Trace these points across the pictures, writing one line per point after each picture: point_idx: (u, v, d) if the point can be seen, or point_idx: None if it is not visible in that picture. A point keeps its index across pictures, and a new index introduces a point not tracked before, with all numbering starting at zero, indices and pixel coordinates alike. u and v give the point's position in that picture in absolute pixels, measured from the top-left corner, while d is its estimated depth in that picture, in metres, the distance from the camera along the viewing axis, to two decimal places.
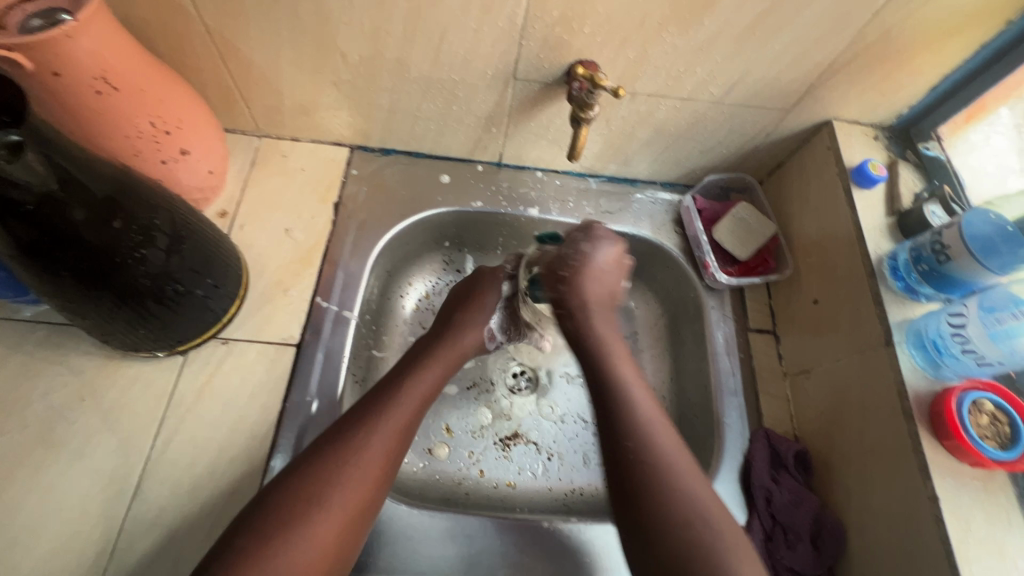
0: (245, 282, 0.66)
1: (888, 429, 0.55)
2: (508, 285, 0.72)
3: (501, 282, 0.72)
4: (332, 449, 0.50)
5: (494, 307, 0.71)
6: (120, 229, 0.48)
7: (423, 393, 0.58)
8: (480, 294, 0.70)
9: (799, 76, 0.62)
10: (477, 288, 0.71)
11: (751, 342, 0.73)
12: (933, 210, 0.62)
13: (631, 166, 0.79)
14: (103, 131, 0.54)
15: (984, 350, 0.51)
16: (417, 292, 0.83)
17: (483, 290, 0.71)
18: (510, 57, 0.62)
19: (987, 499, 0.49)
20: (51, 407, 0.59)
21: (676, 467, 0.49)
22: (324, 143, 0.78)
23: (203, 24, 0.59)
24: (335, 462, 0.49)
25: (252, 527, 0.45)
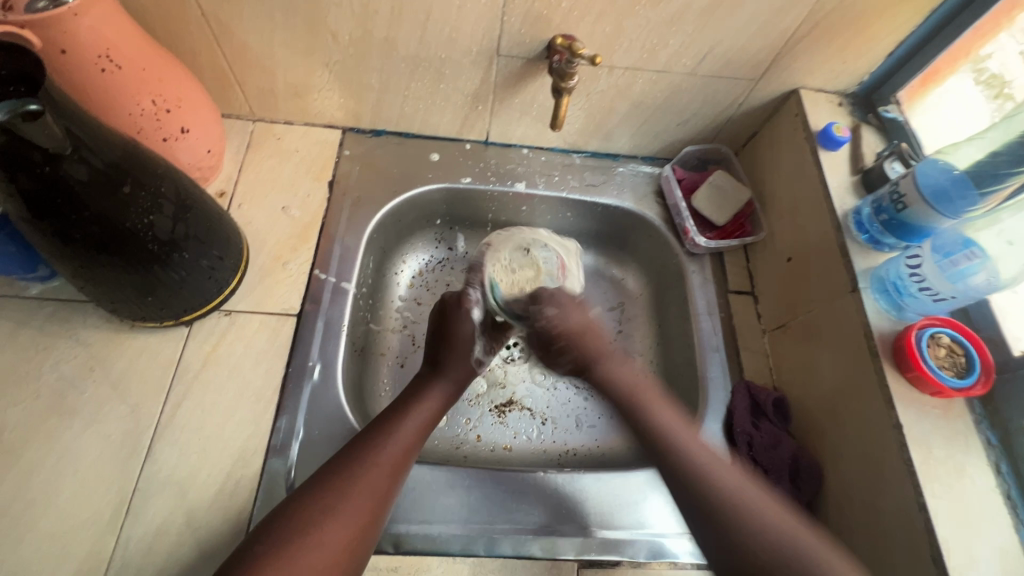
0: (245, 257, 0.69)
1: (857, 369, 0.58)
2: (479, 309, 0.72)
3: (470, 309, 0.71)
4: (334, 478, 0.51)
5: (472, 335, 0.71)
6: (129, 195, 0.50)
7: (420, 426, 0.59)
8: (455, 328, 0.70)
9: (765, 45, 0.67)
10: (449, 321, 0.70)
11: (731, 302, 0.77)
12: (893, 166, 0.66)
13: (613, 140, 0.83)
14: (106, 108, 0.57)
15: (939, 287, 0.55)
16: (411, 269, 0.86)
17: (455, 324, 0.70)
18: (493, 33, 0.65)
19: (946, 425, 0.53)
20: (62, 377, 0.61)
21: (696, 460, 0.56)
22: (317, 125, 0.81)
23: (199, 8, 0.62)
24: (341, 476, 0.51)
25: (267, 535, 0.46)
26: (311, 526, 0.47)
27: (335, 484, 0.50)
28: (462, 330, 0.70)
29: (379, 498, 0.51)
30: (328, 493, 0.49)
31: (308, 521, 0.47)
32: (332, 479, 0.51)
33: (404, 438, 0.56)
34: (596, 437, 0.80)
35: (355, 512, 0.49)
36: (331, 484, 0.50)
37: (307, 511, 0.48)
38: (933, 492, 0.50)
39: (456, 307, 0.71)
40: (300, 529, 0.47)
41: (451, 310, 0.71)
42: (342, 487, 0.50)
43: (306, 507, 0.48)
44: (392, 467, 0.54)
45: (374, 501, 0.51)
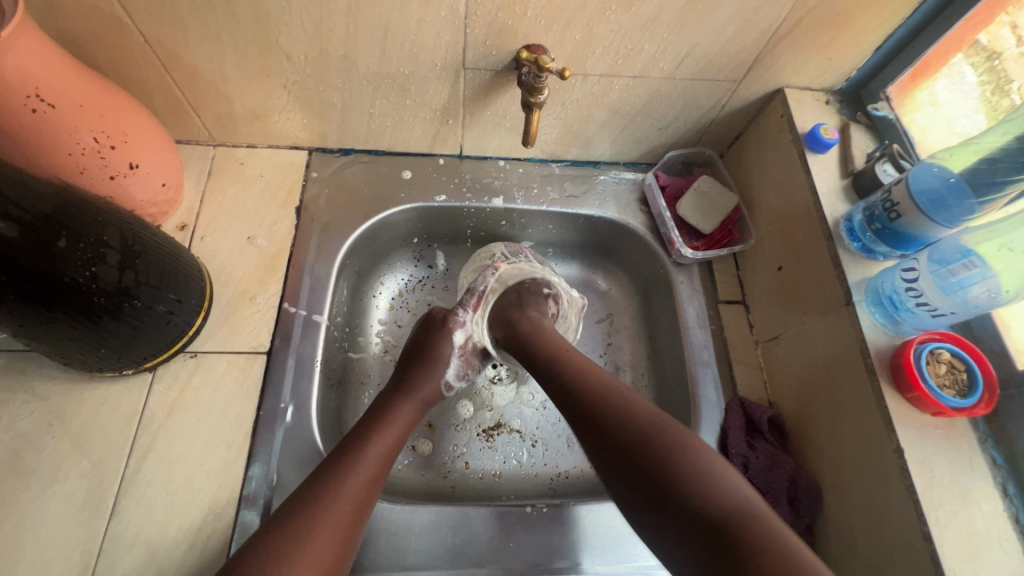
0: (209, 294, 0.66)
1: (854, 387, 0.56)
2: (463, 332, 0.71)
3: (454, 330, 0.70)
4: (295, 522, 0.47)
5: (450, 357, 0.69)
6: (66, 248, 0.47)
7: (385, 455, 0.56)
8: (435, 349, 0.68)
9: (746, 45, 0.63)
10: (430, 340, 0.69)
11: (721, 313, 0.74)
12: (884, 169, 0.63)
13: (592, 148, 0.80)
14: (44, 150, 0.53)
15: (936, 302, 0.52)
16: (389, 291, 0.82)
17: (436, 343, 0.69)
18: (457, 45, 0.61)
19: (949, 446, 0.50)
20: (18, 435, 0.58)
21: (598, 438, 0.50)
22: (282, 147, 0.78)
23: (140, 34, 0.58)
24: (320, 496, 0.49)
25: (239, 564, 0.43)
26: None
27: (298, 529, 0.46)
28: (442, 353, 0.68)
29: (345, 539, 0.48)
30: (289, 540, 0.45)
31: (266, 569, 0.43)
32: (294, 523, 0.46)
33: (370, 470, 0.53)
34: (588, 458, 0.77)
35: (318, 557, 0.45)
36: (294, 530, 0.46)
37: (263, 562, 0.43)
38: (938, 521, 0.47)
39: (441, 327, 0.70)
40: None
41: (436, 331, 0.70)
42: (306, 530, 0.46)
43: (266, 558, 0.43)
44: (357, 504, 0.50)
45: (340, 542, 0.48)
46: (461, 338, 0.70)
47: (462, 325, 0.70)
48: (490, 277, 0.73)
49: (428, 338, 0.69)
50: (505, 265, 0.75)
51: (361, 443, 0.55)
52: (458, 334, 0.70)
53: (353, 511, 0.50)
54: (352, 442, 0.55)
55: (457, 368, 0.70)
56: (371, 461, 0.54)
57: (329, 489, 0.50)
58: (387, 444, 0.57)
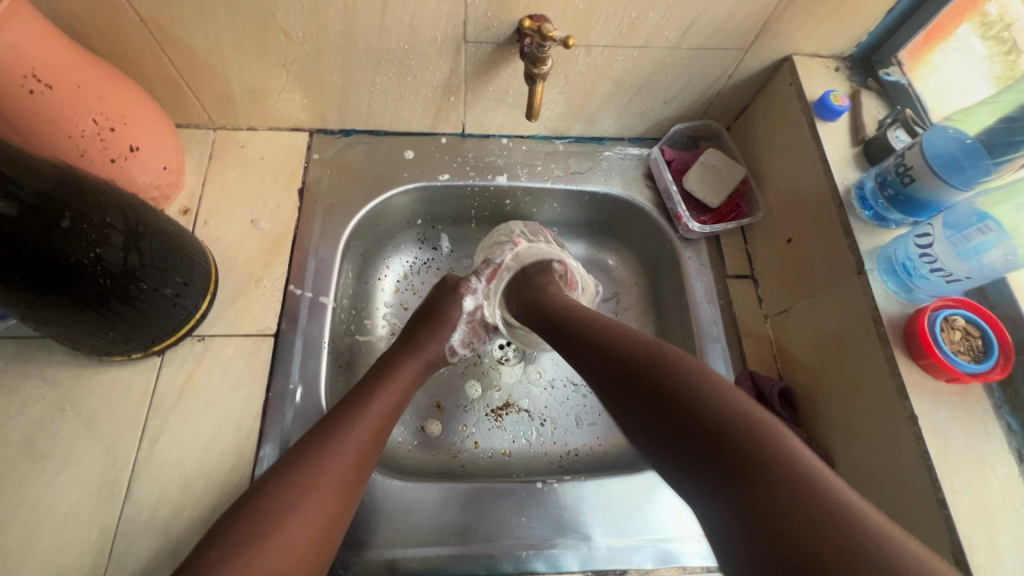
0: (214, 278, 0.65)
1: (866, 356, 0.55)
2: (473, 300, 0.71)
3: (463, 295, 0.70)
4: (299, 469, 0.48)
5: (457, 321, 0.69)
6: (71, 229, 0.46)
7: (388, 408, 0.56)
8: (444, 312, 0.69)
9: (753, 11, 0.61)
10: (440, 302, 0.70)
11: (730, 288, 0.73)
12: (897, 135, 0.62)
13: (597, 123, 0.78)
14: (41, 131, 0.53)
15: (951, 268, 0.51)
16: (394, 272, 0.82)
17: (445, 306, 0.69)
18: (456, 18, 0.60)
19: (964, 413, 0.50)
20: (31, 420, 0.58)
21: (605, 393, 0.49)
22: (282, 129, 0.77)
23: (135, 13, 0.57)
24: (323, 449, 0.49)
25: (246, 511, 0.44)
26: (274, 524, 0.44)
27: (303, 478, 0.47)
28: (449, 316, 0.68)
29: (348, 487, 0.49)
30: (294, 488, 0.46)
31: (274, 516, 0.44)
32: (299, 470, 0.47)
33: (371, 423, 0.54)
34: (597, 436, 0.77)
35: (320, 502, 0.47)
36: (299, 478, 0.47)
37: (269, 507, 0.45)
38: (952, 486, 0.47)
39: (451, 291, 0.70)
40: (260, 526, 0.43)
41: (446, 294, 0.70)
42: (310, 478, 0.47)
43: (273, 503, 0.45)
44: (360, 455, 0.51)
45: (343, 491, 0.49)
46: (470, 303, 0.71)
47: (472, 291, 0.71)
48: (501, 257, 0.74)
49: (439, 302, 0.70)
50: (525, 244, 0.75)
51: (363, 398, 0.55)
52: (469, 300, 0.71)
53: (356, 460, 0.51)
54: (356, 398, 0.56)
55: (463, 334, 0.70)
56: (373, 414, 0.54)
57: (332, 441, 0.50)
58: (389, 400, 0.57)
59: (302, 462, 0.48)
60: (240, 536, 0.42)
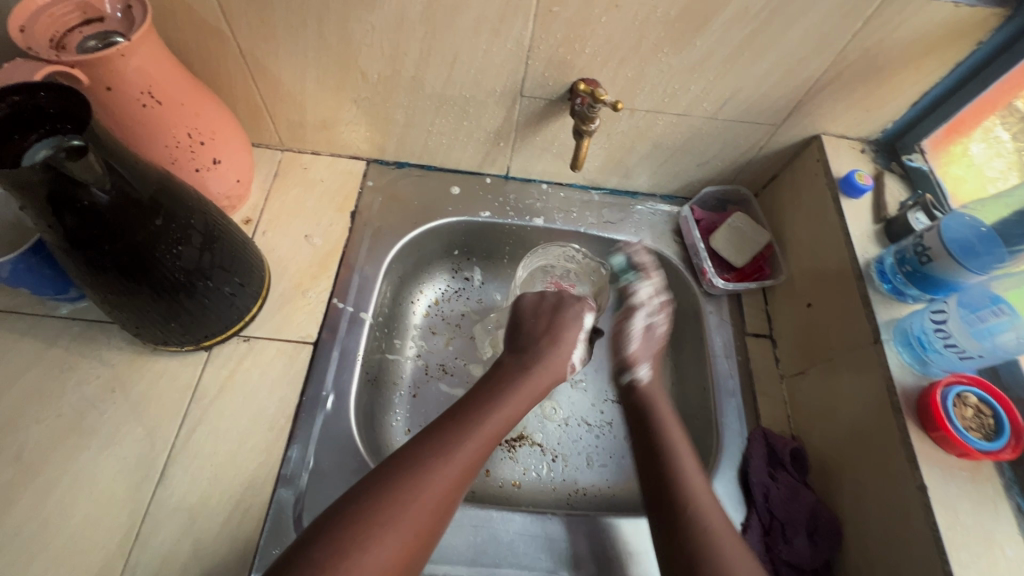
0: (267, 283, 0.71)
1: (880, 424, 0.57)
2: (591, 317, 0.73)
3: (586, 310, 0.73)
4: (406, 475, 0.50)
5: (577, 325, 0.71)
6: (161, 227, 0.52)
7: (495, 431, 0.57)
8: (568, 326, 0.70)
9: (786, 93, 0.67)
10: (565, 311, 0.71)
11: (748, 346, 0.76)
12: (917, 217, 0.65)
13: (632, 178, 0.84)
14: (144, 139, 0.60)
15: (964, 345, 0.54)
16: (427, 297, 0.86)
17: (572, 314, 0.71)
18: (517, 75, 0.67)
19: (973, 488, 0.51)
20: (83, 397, 0.62)
21: (699, 510, 0.55)
22: (342, 156, 0.84)
23: (237, 46, 0.65)
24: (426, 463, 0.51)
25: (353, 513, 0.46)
26: (377, 529, 0.46)
27: (409, 483, 0.49)
28: (574, 329, 0.70)
29: (442, 505, 0.50)
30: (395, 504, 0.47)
31: (377, 510, 0.47)
32: (410, 477, 0.49)
33: (459, 468, 0.52)
34: (607, 477, 0.78)
35: (418, 522, 0.48)
36: (405, 481, 0.49)
37: (376, 509, 0.47)
38: (960, 559, 0.48)
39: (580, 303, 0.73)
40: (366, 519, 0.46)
41: (575, 304, 0.72)
42: (387, 523, 0.46)
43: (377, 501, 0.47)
44: (460, 476, 0.52)
45: (440, 506, 0.50)
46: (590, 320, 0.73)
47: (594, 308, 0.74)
48: (645, 372, 0.69)
49: (563, 312, 0.71)
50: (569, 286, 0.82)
51: (472, 418, 0.56)
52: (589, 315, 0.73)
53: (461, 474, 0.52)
54: (468, 415, 0.57)
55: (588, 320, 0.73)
56: (479, 435, 0.55)
57: (412, 490, 0.49)
58: (492, 426, 0.57)
59: (412, 473, 0.50)
60: (347, 533, 0.45)
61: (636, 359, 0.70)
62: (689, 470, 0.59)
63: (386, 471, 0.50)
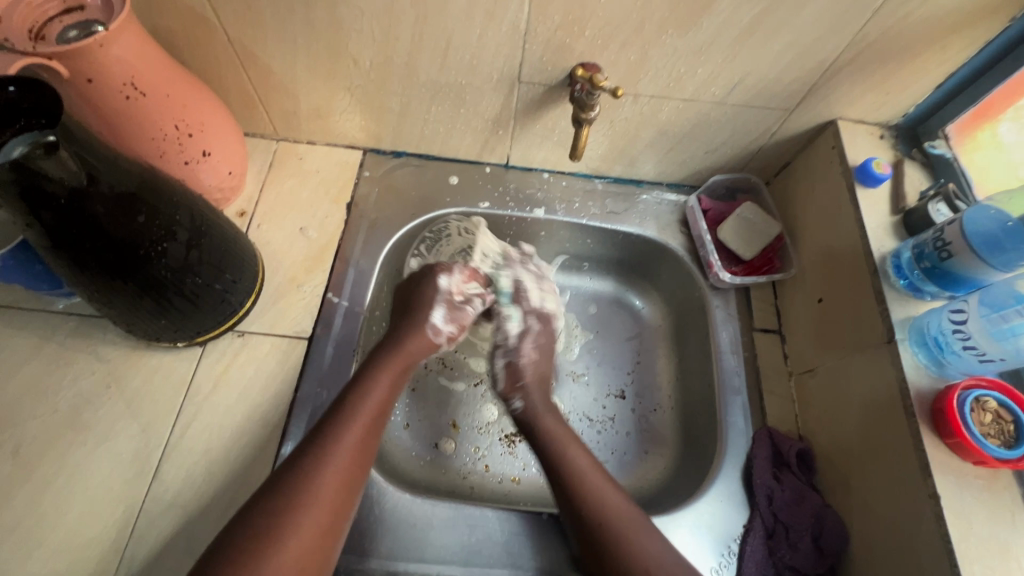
0: (261, 277, 0.70)
1: (892, 428, 0.54)
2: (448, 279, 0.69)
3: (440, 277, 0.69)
4: (298, 480, 0.50)
5: (434, 301, 0.68)
6: (144, 224, 0.51)
7: (377, 413, 0.58)
8: (422, 299, 0.68)
9: (800, 76, 0.63)
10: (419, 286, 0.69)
11: (756, 342, 0.73)
12: (938, 209, 0.62)
13: (637, 167, 0.80)
14: (131, 133, 0.58)
15: (985, 347, 0.50)
16: (420, 263, 0.79)
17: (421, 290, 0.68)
18: (514, 60, 0.64)
19: (990, 498, 0.49)
20: (79, 393, 0.62)
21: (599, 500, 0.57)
22: (339, 146, 0.82)
23: (225, 33, 0.63)
24: (314, 463, 0.51)
25: (246, 529, 0.46)
26: (280, 531, 0.47)
27: (305, 475, 0.50)
28: (426, 299, 0.67)
29: (339, 499, 0.51)
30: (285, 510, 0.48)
31: (278, 512, 0.48)
32: (304, 468, 0.51)
33: (345, 457, 0.53)
34: None
35: (314, 522, 0.49)
36: (300, 475, 0.50)
37: (268, 521, 0.47)
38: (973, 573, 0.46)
39: (430, 273, 0.70)
40: (266, 524, 0.47)
41: (424, 278, 0.70)
42: (283, 527, 0.47)
43: (276, 502, 0.48)
44: (354, 455, 0.53)
45: (342, 486, 0.52)
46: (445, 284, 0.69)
47: (450, 270, 0.70)
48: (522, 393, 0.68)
49: (417, 287, 0.69)
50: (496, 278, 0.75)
51: (354, 398, 0.57)
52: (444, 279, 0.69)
53: (355, 455, 0.54)
54: (346, 400, 0.57)
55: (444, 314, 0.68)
56: (363, 415, 0.56)
57: (298, 495, 0.49)
58: (374, 402, 0.58)
59: (296, 476, 0.50)
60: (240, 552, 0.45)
61: (518, 386, 0.68)
62: (611, 503, 0.56)
63: (279, 474, 0.51)
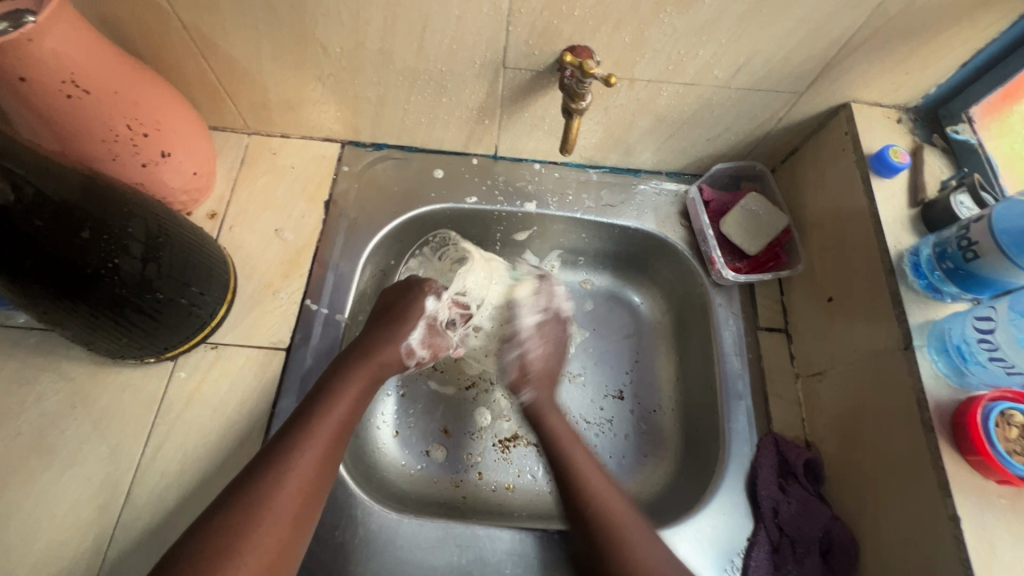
0: (233, 284, 0.65)
1: (907, 442, 0.51)
2: (435, 301, 0.68)
3: (428, 295, 0.67)
4: (255, 487, 0.48)
5: (417, 320, 0.65)
6: (89, 240, 0.47)
7: (345, 417, 0.55)
8: (405, 311, 0.65)
9: (812, 56, 0.57)
10: (404, 298, 0.66)
11: (761, 342, 0.69)
12: (961, 200, 0.57)
13: (634, 155, 0.75)
14: (78, 135, 0.54)
15: (1014, 359, 0.47)
16: (417, 264, 0.78)
17: (409, 302, 0.66)
18: (497, 44, 0.58)
19: (1014, 518, 0.46)
20: (43, 414, 0.59)
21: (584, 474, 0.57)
22: (314, 139, 0.76)
23: (180, 21, 0.57)
24: (275, 470, 0.49)
25: (200, 540, 0.45)
26: (234, 548, 0.45)
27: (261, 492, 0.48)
28: (411, 313, 0.65)
29: (302, 507, 0.49)
30: (242, 521, 0.46)
31: (231, 530, 0.46)
32: (260, 479, 0.49)
33: (310, 465, 0.51)
34: None
35: (274, 531, 0.47)
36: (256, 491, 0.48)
37: (225, 534, 0.45)
38: None
39: (417, 287, 0.67)
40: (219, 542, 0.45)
41: (412, 292, 0.67)
42: (240, 536, 0.46)
43: (230, 519, 0.46)
44: (315, 469, 0.51)
45: (301, 502, 0.49)
46: (433, 304, 0.67)
47: (439, 291, 0.68)
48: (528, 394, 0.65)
49: (402, 296, 0.67)
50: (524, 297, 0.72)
51: (318, 409, 0.54)
52: (431, 300, 0.67)
53: (318, 470, 0.51)
54: (314, 403, 0.55)
55: (422, 335, 0.66)
56: (326, 428, 0.53)
57: (257, 502, 0.47)
58: (339, 414, 0.55)
59: (256, 482, 0.48)
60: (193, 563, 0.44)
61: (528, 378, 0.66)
62: (603, 493, 0.56)
63: (235, 486, 0.49)
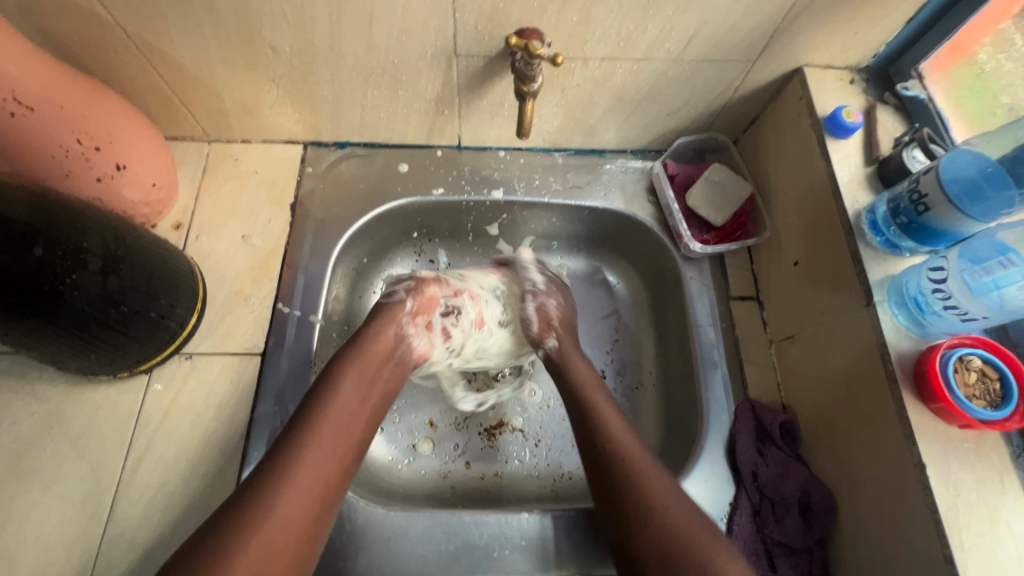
0: (203, 293, 0.65)
1: (873, 396, 0.52)
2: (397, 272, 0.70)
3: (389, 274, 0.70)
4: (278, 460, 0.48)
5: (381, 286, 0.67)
6: (42, 257, 0.47)
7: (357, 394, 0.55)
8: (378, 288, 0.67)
9: (759, 22, 0.58)
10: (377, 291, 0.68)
11: (733, 311, 0.70)
12: (913, 155, 0.58)
13: (598, 135, 0.75)
14: (27, 154, 0.53)
15: (967, 306, 0.47)
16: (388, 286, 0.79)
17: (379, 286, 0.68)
18: (446, 32, 0.58)
19: (977, 462, 0.47)
20: (19, 437, 0.58)
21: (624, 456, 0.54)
22: (276, 142, 0.76)
23: (122, 30, 0.57)
24: (296, 440, 0.50)
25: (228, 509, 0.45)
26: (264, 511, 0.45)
27: (270, 501, 0.46)
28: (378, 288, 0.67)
29: (326, 473, 0.50)
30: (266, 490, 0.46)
31: (240, 539, 0.43)
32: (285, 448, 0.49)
33: (328, 435, 0.51)
34: None
35: (301, 494, 0.47)
36: (269, 498, 0.46)
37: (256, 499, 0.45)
38: (962, 542, 0.44)
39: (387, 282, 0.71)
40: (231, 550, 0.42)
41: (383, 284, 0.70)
42: (269, 499, 0.46)
43: (257, 488, 0.46)
44: (336, 438, 0.52)
45: (324, 467, 0.50)
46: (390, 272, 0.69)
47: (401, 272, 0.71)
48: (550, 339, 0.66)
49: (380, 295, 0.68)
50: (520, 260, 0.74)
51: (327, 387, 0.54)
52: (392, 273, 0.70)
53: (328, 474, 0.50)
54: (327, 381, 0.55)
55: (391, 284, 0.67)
56: (342, 399, 0.54)
57: (281, 470, 0.48)
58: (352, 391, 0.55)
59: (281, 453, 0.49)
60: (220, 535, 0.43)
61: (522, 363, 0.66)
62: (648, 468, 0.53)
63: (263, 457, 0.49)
